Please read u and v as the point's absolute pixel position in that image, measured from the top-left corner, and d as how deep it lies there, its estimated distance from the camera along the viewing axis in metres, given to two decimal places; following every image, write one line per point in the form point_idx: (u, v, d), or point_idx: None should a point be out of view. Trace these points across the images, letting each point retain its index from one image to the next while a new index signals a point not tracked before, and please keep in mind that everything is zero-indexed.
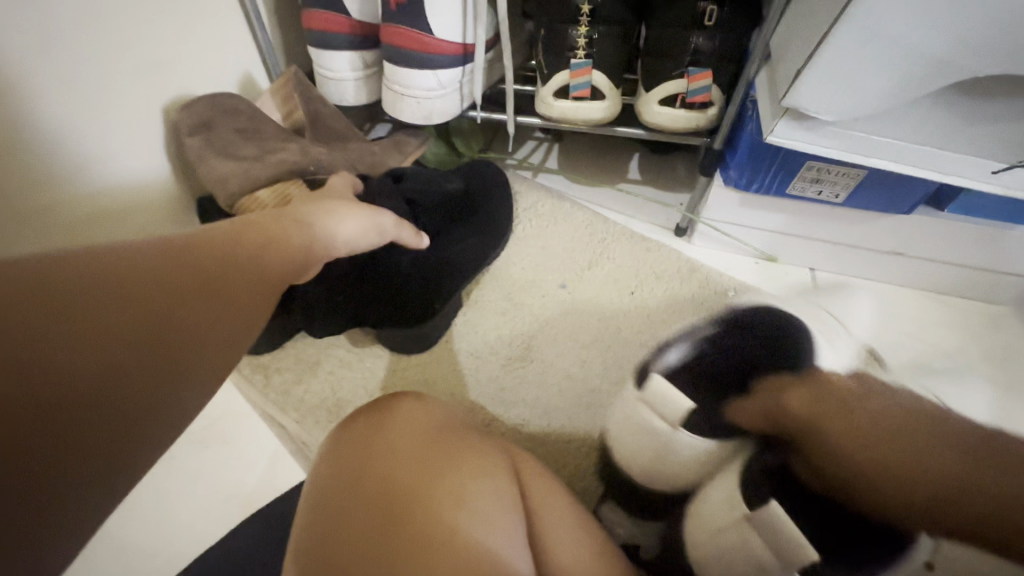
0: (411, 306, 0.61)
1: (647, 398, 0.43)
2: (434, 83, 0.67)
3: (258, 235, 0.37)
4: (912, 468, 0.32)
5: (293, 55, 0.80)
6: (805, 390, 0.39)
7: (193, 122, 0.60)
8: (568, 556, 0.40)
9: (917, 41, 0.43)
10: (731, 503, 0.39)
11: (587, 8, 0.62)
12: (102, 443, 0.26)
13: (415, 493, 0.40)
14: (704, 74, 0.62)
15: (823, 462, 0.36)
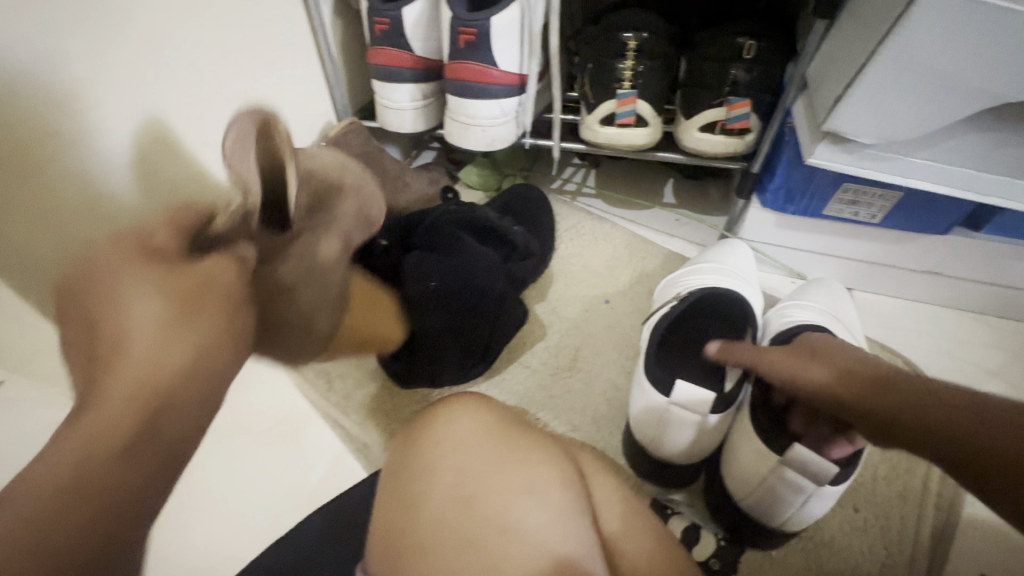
0: (479, 325, 0.63)
1: (676, 400, 0.48)
2: (496, 112, 0.73)
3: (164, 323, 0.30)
4: (901, 402, 0.35)
5: (354, 88, 0.87)
6: (848, 351, 0.42)
7: None
8: (636, 551, 0.42)
9: (948, 69, 0.46)
10: (761, 454, 0.46)
11: (633, 43, 0.67)
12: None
13: (484, 486, 0.42)
14: (744, 102, 0.66)
15: (843, 373, 0.39)
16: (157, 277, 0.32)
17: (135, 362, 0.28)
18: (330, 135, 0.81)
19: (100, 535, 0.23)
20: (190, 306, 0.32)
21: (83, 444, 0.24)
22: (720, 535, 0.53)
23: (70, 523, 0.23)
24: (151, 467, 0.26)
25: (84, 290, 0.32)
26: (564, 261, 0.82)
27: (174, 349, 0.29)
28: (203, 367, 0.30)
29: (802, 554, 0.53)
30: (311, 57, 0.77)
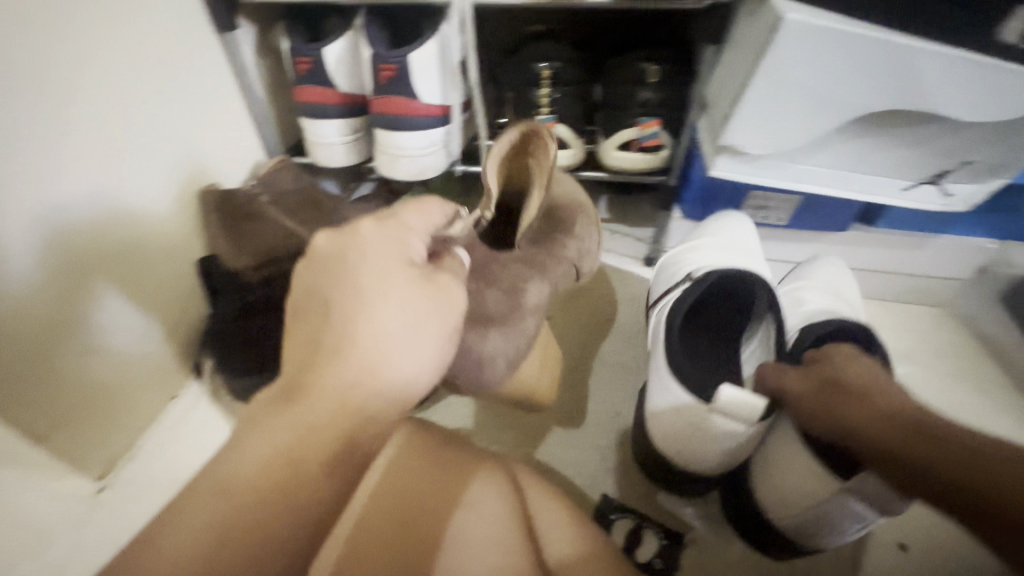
0: None
1: (722, 408, 0.47)
2: (425, 142, 0.75)
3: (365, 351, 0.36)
4: (970, 473, 0.35)
5: (284, 126, 0.88)
6: (892, 400, 0.42)
7: (217, 209, 0.73)
8: (570, 555, 0.43)
9: (814, 87, 0.52)
10: (819, 476, 0.47)
11: (547, 73, 0.71)
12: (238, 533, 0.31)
13: (422, 511, 0.40)
14: (654, 121, 0.71)
15: (909, 448, 0.38)
16: (411, 281, 0.39)
17: (355, 364, 0.36)
18: (262, 175, 0.82)
19: (301, 522, 0.33)
20: (389, 352, 0.37)
21: (310, 441, 0.35)
22: (660, 532, 0.58)
23: (275, 500, 0.33)
24: (333, 474, 0.35)
25: (331, 271, 0.38)
26: None
27: (367, 377, 0.36)
28: (388, 393, 0.37)
29: None
30: (235, 98, 0.78)
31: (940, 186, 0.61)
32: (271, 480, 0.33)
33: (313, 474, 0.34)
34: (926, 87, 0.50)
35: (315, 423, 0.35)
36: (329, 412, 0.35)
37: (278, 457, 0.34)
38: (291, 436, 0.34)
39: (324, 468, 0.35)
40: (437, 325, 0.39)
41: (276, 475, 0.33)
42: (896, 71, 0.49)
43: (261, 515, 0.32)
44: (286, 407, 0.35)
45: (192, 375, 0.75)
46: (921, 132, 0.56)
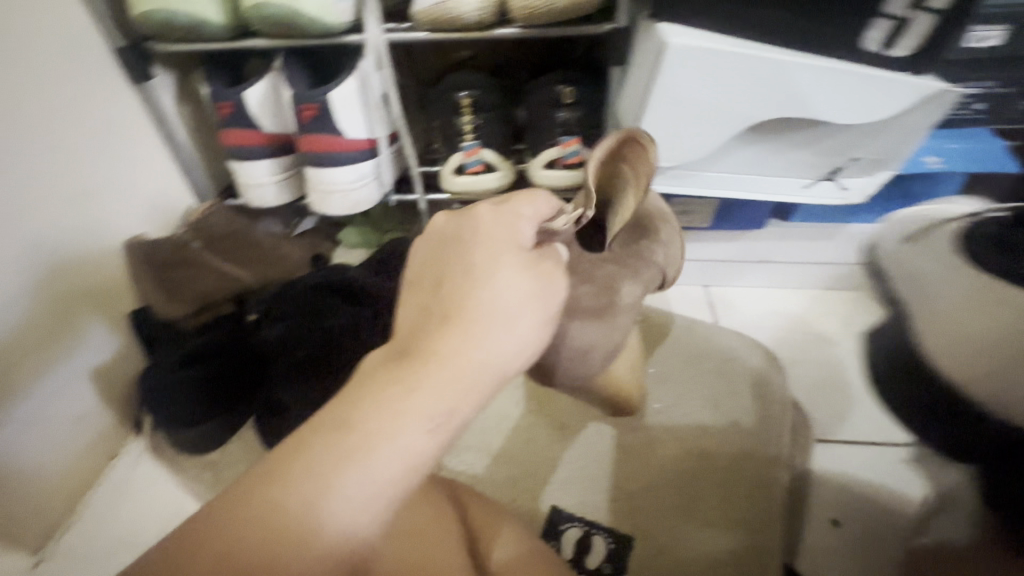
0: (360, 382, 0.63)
1: None
2: (353, 177, 0.76)
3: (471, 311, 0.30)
4: None
5: (214, 169, 0.87)
6: None
7: (144, 258, 0.71)
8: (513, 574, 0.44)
9: (706, 102, 0.55)
10: None
11: (468, 101, 0.73)
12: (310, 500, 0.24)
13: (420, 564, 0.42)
14: (574, 139, 0.74)
15: None
16: (522, 254, 0.33)
17: (466, 346, 0.29)
18: (192, 220, 0.80)
19: (381, 506, 0.26)
20: (502, 315, 0.30)
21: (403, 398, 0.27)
22: (610, 538, 0.57)
23: (351, 467, 0.25)
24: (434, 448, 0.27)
25: (446, 246, 0.33)
26: None
27: (473, 339, 0.29)
28: (486, 383, 0.29)
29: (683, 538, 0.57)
30: (159, 146, 0.77)
31: (835, 180, 0.66)
32: (350, 438, 0.26)
33: (398, 475, 0.26)
34: (804, 96, 0.55)
35: (416, 379, 0.28)
36: (433, 371, 0.28)
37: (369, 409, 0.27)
38: (390, 391, 0.27)
39: (414, 469, 0.26)
40: (546, 309, 0.32)
41: (351, 465, 0.25)
42: (775, 82, 0.53)
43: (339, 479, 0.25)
44: (375, 386, 0.28)
45: (133, 432, 0.72)
46: (808, 135, 0.61)
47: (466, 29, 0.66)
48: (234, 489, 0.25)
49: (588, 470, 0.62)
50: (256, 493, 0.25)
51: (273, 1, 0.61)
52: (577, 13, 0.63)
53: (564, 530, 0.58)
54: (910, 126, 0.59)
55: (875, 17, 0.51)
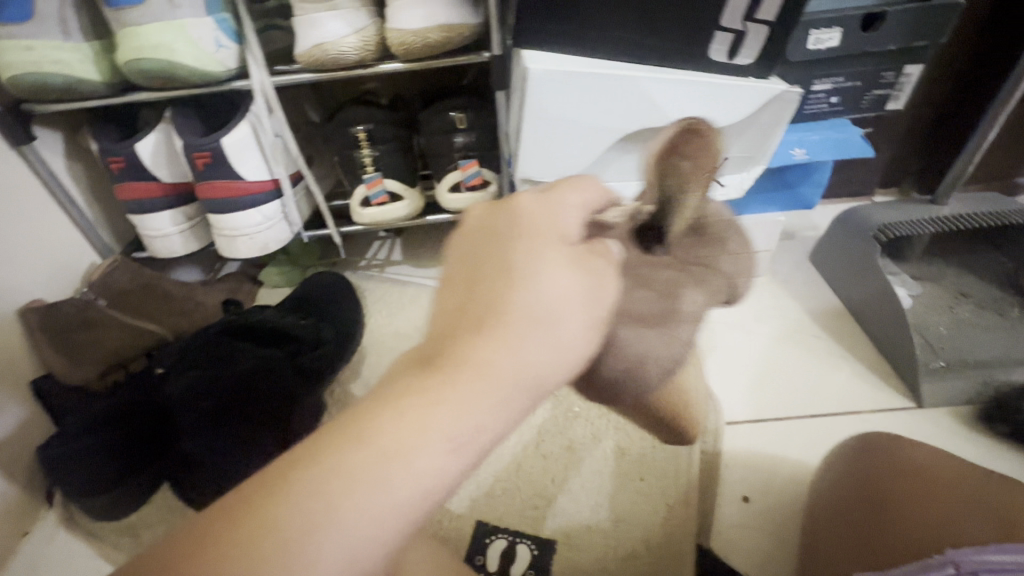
0: (276, 424, 0.62)
1: None
2: (258, 219, 0.76)
3: (506, 307, 0.26)
4: None
5: (117, 223, 0.86)
6: None
7: (43, 325, 0.69)
8: None
9: (577, 119, 0.59)
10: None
11: (363, 134, 0.75)
12: (290, 505, 0.22)
13: None
14: (472, 162, 0.77)
15: None
16: (569, 250, 0.29)
17: (504, 350, 0.25)
18: (93, 279, 0.78)
19: (382, 521, 0.22)
20: (542, 315, 0.26)
21: (426, 400, 0.24)
22: (534, 544, 0.59)
23: (353, 471, 0.22)
24: (457, 464, 0.24)
25: (493, 237, 0.29)
26: (377, 334, 0.87)
27: (511, 338, 0.25)
28: (523, 396, 0.25)
29: (603, 534, 0.59)
30: (51, 206, 0.75)
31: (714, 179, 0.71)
32: (360, 442, 0.23)
33: (419, 495, 0.23)
34: (664, 108, 0.59)
35: (444, 384, 0.24)
36: (462, 370, 0.24)
37: (380, 408, 0.24)
38: (407, 390, 0.24)
39: (443, 479, 0.23)
40: (591, 314, 0.28)
41: (364, 479, 0.22)
42: (635, 97, 0.58)
43: (332, 484, 0.22)
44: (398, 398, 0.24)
45: (46, 505, 0.69)
46: None
47: (349, 67, 0.67)
48: (229, 504, 0.22)
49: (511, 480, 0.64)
50: (260, 506, 0.22)
51: (148, 56, 0.62)
52: (453, 44, 0.66)
53: (490, 543, 0.59)
54: (767, 125, 0.64)
55: (717, 31, 0.57)
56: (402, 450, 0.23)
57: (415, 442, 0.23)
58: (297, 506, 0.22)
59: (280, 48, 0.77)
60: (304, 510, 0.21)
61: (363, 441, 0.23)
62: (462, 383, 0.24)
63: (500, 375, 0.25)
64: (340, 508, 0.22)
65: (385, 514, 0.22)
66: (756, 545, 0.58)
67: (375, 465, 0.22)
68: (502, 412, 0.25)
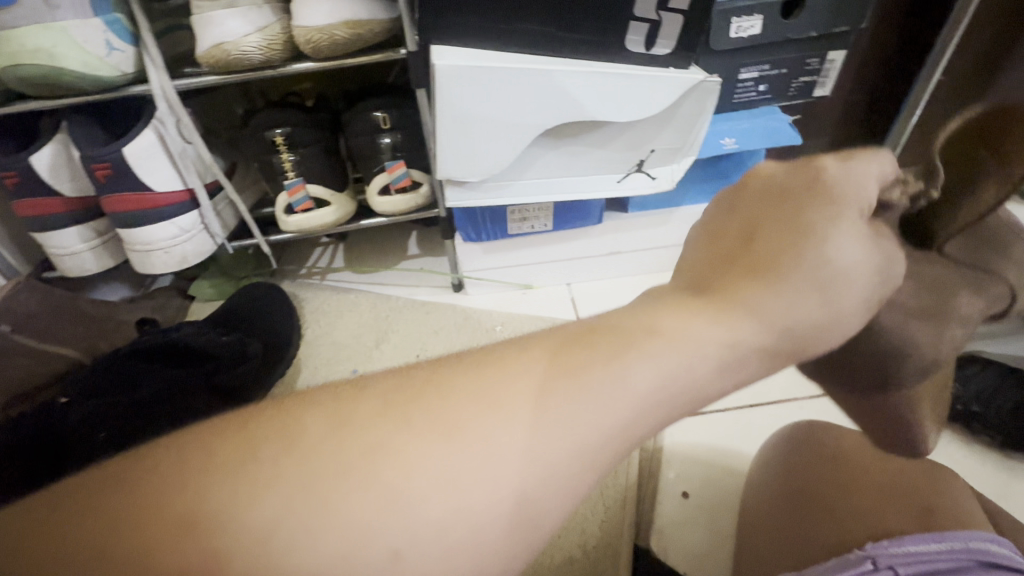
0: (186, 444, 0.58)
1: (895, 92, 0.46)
2: (174, 231, 0.72)
3: (802, 265, 0.25)
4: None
5: (26, 242, 0.80)
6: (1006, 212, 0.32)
7: None
8: None
9: (494, 114, 0.57)
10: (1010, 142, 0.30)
11: (281, 138, 0.71)
12: (378, 439, 0.22)
13: None
14: (398, 163, 0.74)
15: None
16: (864, 224, 0.27)
17: (781, 305, 0.25)
18: None
19: (478, 491, 0.22)
20: (839, 279, 0.26)
21: (572, 379, 0.23)
22: None
23: (471, 423, 0.23)
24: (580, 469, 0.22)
25: (779, 196, 0.27)
26: (316, 345, 0.84)
27: (797, 297, 0.25)
28: (671, 407, 0.24)
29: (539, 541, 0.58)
30: None
31: (644, 171, 0.70)
32: (489, 397, 0.23)
33: (546, 471, 0.22)
34: (581, 101, 0.57)
35: (604, 366, 0.23)
36: (755, 322, 0.25)
37: (530, 367, 0.24)
38: (561, 360, 0.24)
39: (553, 468, 0.22)
40: (882, 288, 0.27)
41: (462, 433, 0.22)
42: (550, 90, 0.56)
43: (436, 422, 0.22)
44: (574, 374, 0.23)
45: None
46: (603, 136, 0.63)
47: (255, 68, 0.64)
48: (331, 410, 0.23)
49: None
50: (337, 431, 0.22)
51: (32, 62, 0.58)
52: (364, 41, 0.63)
53: None
54: (689, 115, 0.63)
55: (630, 20, 0.55)
56: (537, 425, 0.22)
57: (544, 423, 0.22)
58: (388, 440, 0.22)
59: (188, 49, 0.72)
60: (392, 447, 0.22)
61: (491, 401, 0.23)
62: (613, 379, 0.23)
63: (788, 330, 0.25)
64: (425, 455, 0.22)
65: (481, 491, 0.22)
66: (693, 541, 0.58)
67: (481, 428, 0.22)
68: (647, 415, 0.23)
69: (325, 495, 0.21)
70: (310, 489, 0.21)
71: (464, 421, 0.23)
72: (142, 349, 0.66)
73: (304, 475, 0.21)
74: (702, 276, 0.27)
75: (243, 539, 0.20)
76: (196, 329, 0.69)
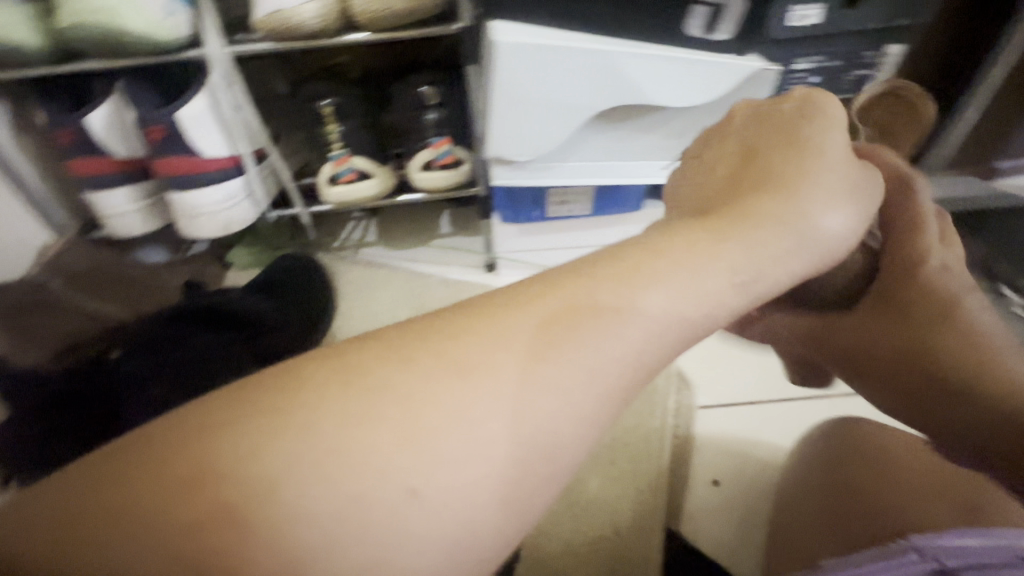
0: None
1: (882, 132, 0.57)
2: (220, 197, 0.73)
3: (808, 166, 0.30)
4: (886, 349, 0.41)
5: (75, 200, 0.82)
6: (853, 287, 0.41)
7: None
8: None
9: (548, 93, 0.57)
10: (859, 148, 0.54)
11: (329, 110, 0.71)
12: (367, 395, 0.22)
13: None
14: (443, 140, 0.74)
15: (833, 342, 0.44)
16: (845, 148, 0.32)
17: (788, 209, 0.29)
18: (48, 256, 0.76)
19: (474, 455, 0.22)
20: (848, 180, 0.31)
21: (562, 338, 0.24)
22: None
23: (470, 380, 0.23)
24: (572, 424, 0.23)
25: (769, 123, 0.34)
26: (349, 317, 0.85)
27: (802, 197, 0.29)
28: (642, 370, 0.25)
29: (572, 517, 0.58)
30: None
31: None
32: (493, 350, 0.23)
33: (540, 434, 0.23)
34: (638, 84, 0.56)
35: (601, 319, 0.24)
36: (762, 212, 0.28)
37: (536, 312, 0.24)
38: (552, 314, 0.24)
39: (545, 426, 0.23)
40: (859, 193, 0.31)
41: (459, 390, 0.23)
42: (608, 73, 0.55)
43: (431, 371, 0.23)
44: (562, 337, 0.24)
45: None
46: (652, 122, 0.63)
47: (310, 38, 0.64)
48: (310, 366, 0.23)
49: None
50: (324, 385, 0.22)
51: (92, 21, 0.58)
52: (419, 14, 0.63)
53: None
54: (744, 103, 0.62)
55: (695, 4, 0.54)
56: (524, 387, 0.23)
57: (536, 382, 0.23)
58: (379, 395, 0.22)
59: (241, 15, 0.73)
60: (382, 401, 0.22)
61: (482, 361, 0.23)
62: (602, 337, 0.24)
63: (789, 223, 0.28)
64: (415, 415, 0.22)
65: (476, 447, 0.22)
66: (721, 529, 0.58)
67: (478, 384, 0.23)
68: (630, 370, 0.24)
69: (322, 458, 0.21)
70: (301, 450, 0.21)
71: (475, 373, 0.23)
72: (190, 311, 0.66)
73: (297, 429, 0.21)
74: (710, 194, 0.32)
75: (252, 491, 0.20)
76: (237, 295, 0.70)
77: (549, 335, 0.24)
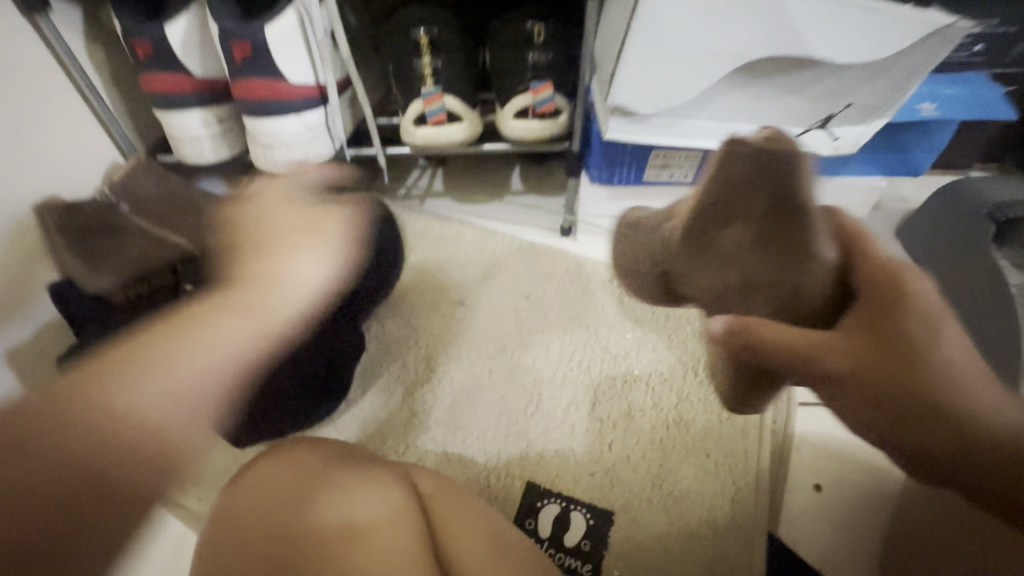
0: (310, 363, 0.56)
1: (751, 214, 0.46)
2: (300, 127, 0.67)
3: (311, 227, 0.48)
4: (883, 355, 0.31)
5: (145, 121, 0.77)
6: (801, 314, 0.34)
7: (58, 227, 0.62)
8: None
9: (694, 36, 0.49)
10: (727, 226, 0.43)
11: (426, 39, 0.66)
12: (145, 335, 0.37)
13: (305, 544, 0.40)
14: (546, 84, 0.66)
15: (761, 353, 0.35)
16: (314, 237, 0.47)
17: (269, 258, 0.44)
18: (115, 179, 0.70)
19: (208, 374, 0.36)
20: (298, 224, 0.47)
21: (217, 300, 0.41)
22: (589, 514, 0.55)
23: (165, 329, 0.38)
24: (235, 342, 0.38)
25: (256, 241, 0.46)
26: (421, 271, 0.80)
27: (232, 282, 0.43)
28: (272, 321, 0.41)
29: (664, 510, 0.55)
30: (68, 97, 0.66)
31: (829, 129, 0.61)
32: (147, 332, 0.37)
33: (220, 362, 0.37)
34: (804, 34, 0.48)
35: (242, 297, 0.41)
36: (251, 259, 0.44)
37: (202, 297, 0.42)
38: (220, 303, 0.40)
39: (238, 342, 0.39)
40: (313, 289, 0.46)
41: (184, 337, 0.37)
42: (774, 15, 0.47)
43: (173, 321, 0.38)
44: (213, 312, 0.39)
45: None
46: (801, 82, 0.55)
47: None
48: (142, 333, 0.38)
49: (562, 442, 0.59)
50: (172, 323, 0.38)
51: None
52: None
53: (541, 506, 0.55)
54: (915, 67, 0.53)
55: None
56: (197, 315, 0.39)
57: (168, 332, 0.37)
58: (138, 344, 0.36)
59: None
60: (173, 329, 0.38)
61: (218, 326, 0.38)
62: (238, 325, 0.39)
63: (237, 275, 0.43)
64: (162, 338, 0.37)
65: (170, 355, 0.36)
66: (827, 539, 0.54)
67: (138, 360, 0.35)
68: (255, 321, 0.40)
69: (134, 366, 0.35)
70: (129, 363, 0.35)
71: (163, 328, 0.38)
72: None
73: (128, 356, 0.35)
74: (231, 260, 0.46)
75: (113, 400, 0.33)
76: None
77: (205, 313, 0.39)
